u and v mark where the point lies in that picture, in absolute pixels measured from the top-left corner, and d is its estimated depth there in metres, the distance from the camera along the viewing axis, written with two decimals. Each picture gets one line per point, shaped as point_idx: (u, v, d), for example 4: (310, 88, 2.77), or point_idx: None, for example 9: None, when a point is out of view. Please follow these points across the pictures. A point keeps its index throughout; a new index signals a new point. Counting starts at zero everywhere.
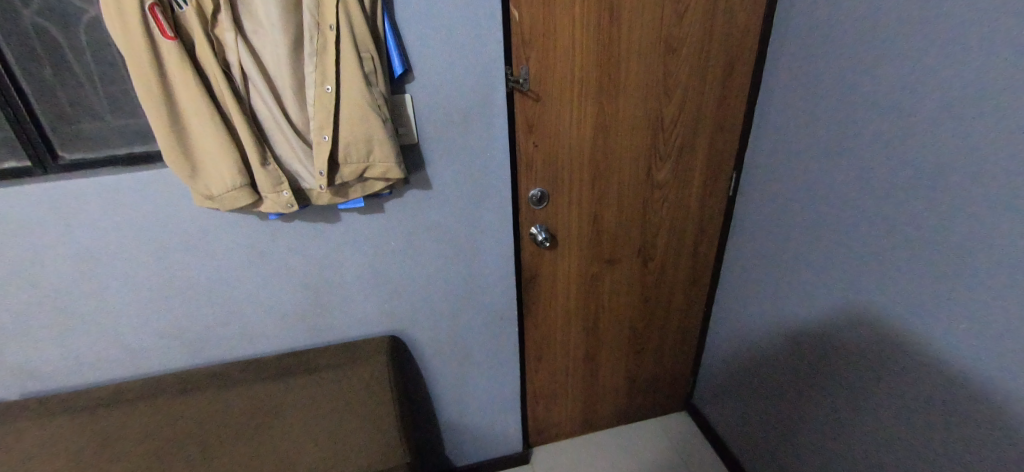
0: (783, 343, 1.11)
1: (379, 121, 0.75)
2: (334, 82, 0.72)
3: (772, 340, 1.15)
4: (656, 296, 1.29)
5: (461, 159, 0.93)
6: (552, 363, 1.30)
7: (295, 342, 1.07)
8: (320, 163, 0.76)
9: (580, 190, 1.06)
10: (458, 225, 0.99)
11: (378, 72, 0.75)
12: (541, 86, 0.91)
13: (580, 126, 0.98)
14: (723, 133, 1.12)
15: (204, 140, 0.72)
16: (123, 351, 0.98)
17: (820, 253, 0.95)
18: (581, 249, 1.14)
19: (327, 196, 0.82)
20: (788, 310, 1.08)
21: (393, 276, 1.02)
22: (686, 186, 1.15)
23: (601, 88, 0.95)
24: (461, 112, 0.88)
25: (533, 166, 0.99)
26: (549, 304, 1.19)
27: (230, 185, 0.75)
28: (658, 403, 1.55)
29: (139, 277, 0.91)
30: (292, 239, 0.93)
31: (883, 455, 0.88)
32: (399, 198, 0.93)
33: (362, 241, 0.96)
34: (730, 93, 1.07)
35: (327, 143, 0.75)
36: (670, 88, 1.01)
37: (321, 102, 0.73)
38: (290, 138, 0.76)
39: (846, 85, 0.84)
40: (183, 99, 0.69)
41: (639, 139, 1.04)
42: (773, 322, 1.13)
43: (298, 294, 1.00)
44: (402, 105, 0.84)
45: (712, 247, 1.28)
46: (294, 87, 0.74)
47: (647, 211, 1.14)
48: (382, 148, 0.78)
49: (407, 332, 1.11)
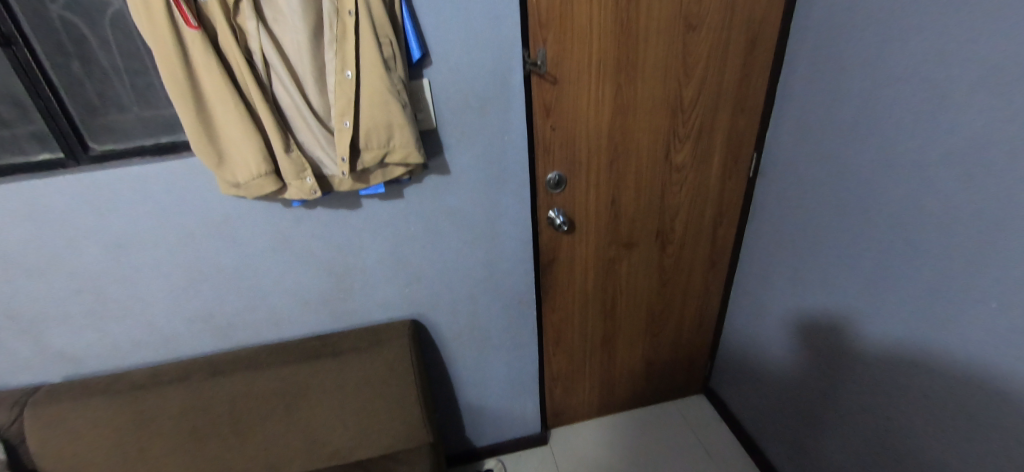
0: (800, 326, 1.10)
1: (399, 106, 0.76)
2: (354, 67, 0.73)
3: (790, 322, 1.14)
4: (674, 279, 1.29)
5: (477, 144, 0.93)
6: (571, 346, 1.31)
7: (319, 326, 1.09)
8: (342, 148, 0.77)
9: (598, 173, 1.05)
10: (473, 211, 1.00)
11: (396, 56, 0.75)
12: (558, 68, 0.90)
13: (598, 109, 0.97)
14: (744, 113, 1.09)
15: (229, 128, 0.74)
16: (158, 335, 1.02)
17: (840, 234, 0.93)
18: (599, 233, 1.14)
19: (348, 182, 0.83)
20: (805, 292, 1.06)
21: (411, 262, 1.04)
22: (705, 168, 1.13)
23: (619, 69, 0.94)
24: (475, 96, 0.88)
25: (550, 150, 0.99)
26: (566, 288, 1.20)
27: (255, 173, 0.76)
28: (676, 386, 1.55)
29: (168, 264, 0.94)
30: (313, 225, 0.95)
31: (904, 438, 0.87)
32: (418, 184, 0.94)
33: (382, 226, 0.98)
34: (751, 72, 1.04)
35: (348, 129, 0.76)
36: (689, 68, 0.99)
37: (341, 88, 0.74)
38: (312, 125, 0.77)
39: (871, 60, 0.80)
40: (208, 88, 0.71)
41: (658, 120, 1.03)
42: (791, 305, 1.12)
43: (321, 279, 1.02)
44: (420, 90, 0.84)
45: (731, 230, 1.26)
46: (315, 73, 0.74)
47: (665, 194, 1.13)
48: (403, 133, 0.78)
49: (426, 317, 1.12)
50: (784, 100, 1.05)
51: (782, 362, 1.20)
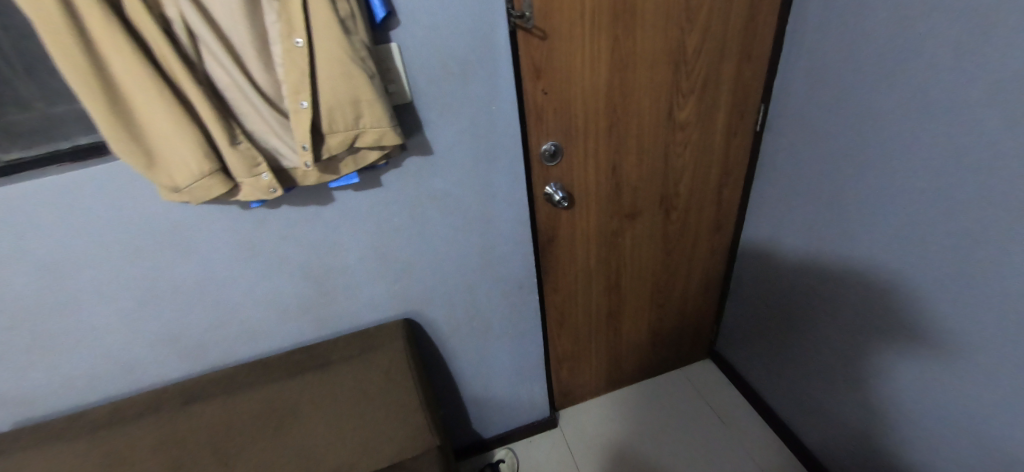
0: (812, 286, 1.06)
1: (365, 77, 0.63)
2: (303, 33, 0.58)
3: (801, 282, 1.09)
4: (679, 247, 1.21)
5: (464, 117, 0.81)
6: (575, 326, 1.24)
7: (302, 337, 0.98)
8: (301, 135, 0.64)
9: (597, 140, 0.94)
10: (463, 194, 0.89)
11: (356, 16, 0.61)
12: (547, 20, 0.78)
13: (593, 67, 0.86)
14: (751, 61, 0.98)
15: (157, 121, 0.60)
16: (118, 366, 0.90)
17: (861, 188, 0.86)
18: (601, 205, 1.04)
19: (314, 174, 0.70)
20: (819, 251, 1.00)
21: (396, 256, 0.93)
22: (711, 125, 1.03)
23: (616, 18, 0.82)
24: (454, 60, 0.75)
25: (543, 117, 0.88)
26: (568, 267, 1.11)
27: (197, 173, 0.63)
28: (682, 353, 1.52)
29: (116, 287, 0.81)
30: (280, 226, 0.83)
31: (934, 393, 0.84)
32: (397, 169, 0.82)
33: (362, 219, 0.86)
34: (759, 13, 0.92)
35: (306, 110, 0.62)
36: (693, 12, 0.86)
37: (291, 59, 0.60)
38: (260, 108, 0.63)
39: None
40: (122, 73, 0.56)
41: (659, 75, 0.91)
42: (803, 264, 1.07)
43: (298, 286, 0.90)
44: (388, 57, 0.70)
45: (736, 190, 1.18)
46: (257, 44, 0.59)
47: (669, 157, 1.03)
48: (373, 110, 0.66)
49: (421, 314, 1.02)
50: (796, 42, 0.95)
51: (793, 323, 1.16)
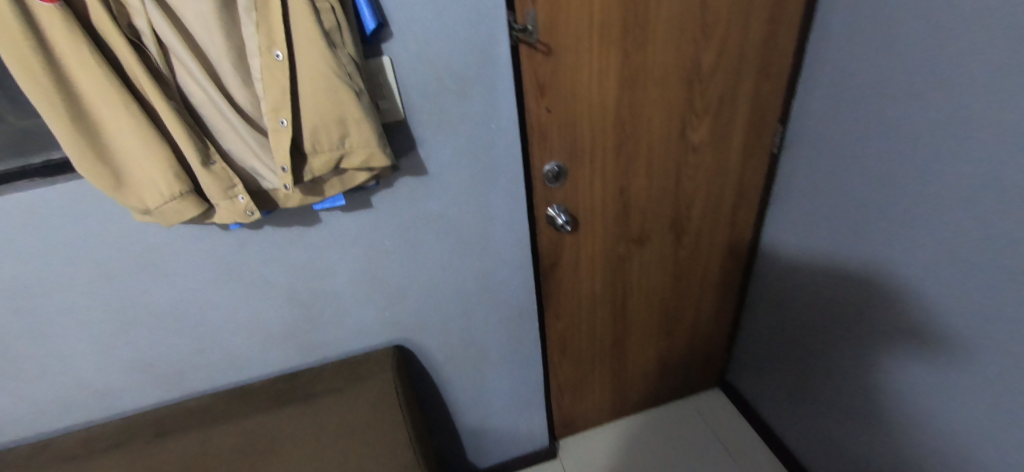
0: (831, 319, 0.98)
1: (351, 94, 0.58)
2: (284, 46, 0.54)
3: (818, 314, 1.02)
4: (689, 273, 1.14)
5: (459, 135, 0.76)
6: (578, 354, 1.17)
7: (287, 364, 0.92)
8: (281, 156, 0.58)
9: (604, 161, 0.88)
10: (458, 217, 0.84)
11: (343, 28, 0.57)
12: (552, 34, 0.72)
13: (601, 83, 0.80)
14: (770, 79, 0.92)
15: (126, 139, 0.55)
16: (90, 392, 0.85)
17: (886, 219, 0.79)
18: (607, 229, 0.98)
19: (297, 196, 0.65)
20: (839, 282, 0.93)
21: (386, 280, 0.87)
22: (726, 146, 0.96)
23: (626, 32, 0.76)
24: (450, 76, 0.70)
25: (547, 136, 0.82)
26: (571, 293, 1.04)
27: (167, 195, 0.58)
28: (691, 382, 1.44)
29: (88, 310, 0.76)
30: (262, 249, 0.77)
31: (974, 446, 0.76)
32: (389, 190, 0.77)
33: (350, 242, 0.80)
34: (779, 28, 0.86)
35: (286, 129, 0.57)
36: (709, 27, 0.81)
37: (271, 74, 0.55)
38: (238, 127, 0.58)
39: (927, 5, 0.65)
40: (89, 88, 0.52)
41: (672, 93, 0.85)
42: (820, 296, 0.99)
43: (282, 311, 0.85)
44: (380, 72, 0.66)
45: (751, 213, 1.11)
46: (234, 58, 0.54)
47: (680, 179, 0.97)
48: (360, 129, 0.60)
49: (413, 341, 0.96)
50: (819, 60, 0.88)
51: (811, 356, 1.08)
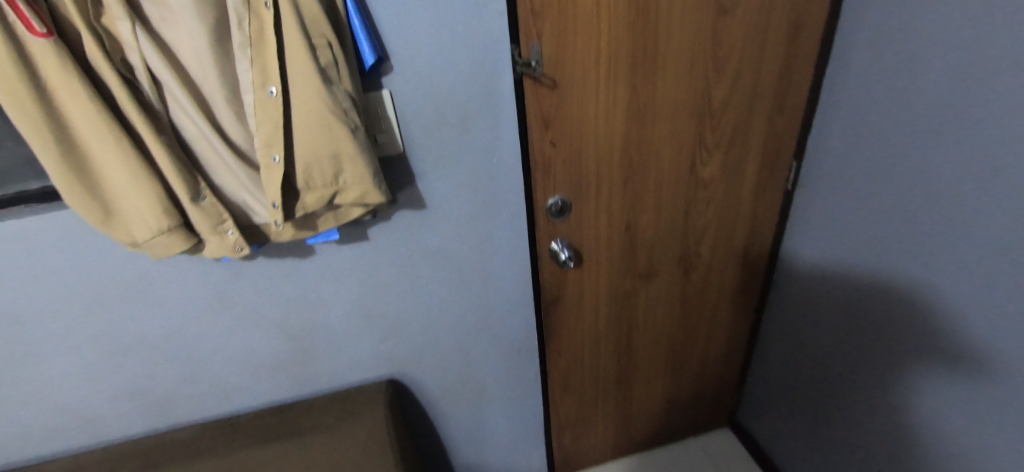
0: (852, 366, 0.92)
1: (346, 130, 0.56)
2: (278, 82, 0.52)
3: (836, 359, 0.96)
4: (698, 309, 1.09)
5: (460, 169, 0.74)
6: (581, 391, 1.12)
7: (278, 395, 0.89)
8: (272, 192, 0.57)
9: (611, 195, 0.85)
10: (458, 251, 0.81)
11: (340, 64, 0.55)
12: (559, 68, 0.70)
13: (608, 117, 0.77)
14: (784, 114, 0.89)
15: (115, 173, 0.54)
16: (78, 419, 0.83)
17: (908, 264, 0.74)
18: (612, 264, 0.94)
19: (289, 231, 0.63)
20: (860, 328, 0.88)
21: (381, 313, 0.84)
22: (738, 182, 0.93)
23: (634, 66, 0.74)
24: (451, 110, 0.68)
25: (551, 170, 0.79)
26: (574, 328, 1.00)
27: (155, 229, 0.56)
28: (699, 421, 1.37)
29: (78, 338, 0.75)
30: (254, 280, 0.75)
31: None
32: (386, 223, 0.75)
33: (345, 275, 0.78)
34: (794, 63, 0.84)
35: (278, 165, 0.56)
36: (721, 61, 0.78)
37: (264, 110, 0.54)
38: (229, 162, 0.56)
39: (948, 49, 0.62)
40: (78, 122, 0.51)
41: (682, 127, 0.83)
42: (840, 340, 0.94)
43: (275, 342, 0.83)
44: (379, 105, 0.64)
45: (765, 250, 1.06)
46: (228, 93, 0.53)
47: (689, 215, 0.93)
48: (355, 165, 0.58)
49: (408, 375, 0.93)
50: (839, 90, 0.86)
51: (828, 403, 1.02)
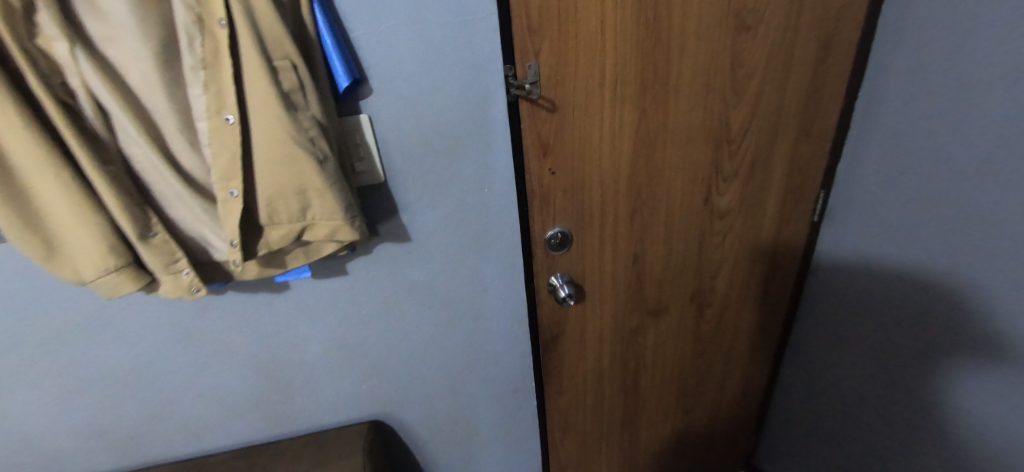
0: (894, 414, 0.84)
1: (312, 161, 0.49)
2: (235, 109, 0.46)
3: (875, 409, 0.87)
4: (712, 348, 1.00)
5: (446, 199, 0.67)
6: (582, 432, 1.03)
7: (252, 435, 0.83)
8: (230, 229, 0.51)
9: (616, 227, 0.78)
10: (447, 285, 0.74)
11: (307, 88, 0.49)
12: (559, 89, 0.63)
13: (614, 143, 0.70)
14: (811, 140, 0.80)
15: (56, 206, 0.48)
16: (38, 456, 0.77)
17: (984, 315, 0.65)
18: (617, 300, 0.86)
19: (254, 269, 0.57)
20: (904, 373, 0.80)
21: (363, 351, 0.77)
22: (758, 213, 0.84)
23: (644, 88, 0.67)
24: (438, 136, 0.62)
25: (550, 199, 0.72)
26: (575, 368, 0.92)
27: (101, 269, 0.50)
28: (712, 464, 1.26)
29: (35, 374, 0.69)
30: (222, 315, 0.69)
31: None
32: (367, 257, 0.68)
33: (323, 310, 0.72)
34: (824, 85, 0.76)
35: (236, 200, 0.50)
36: (741, 83, 0.71)
37: (220, 139, 0.48)
38: (183, 196, 0.50)
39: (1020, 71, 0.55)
40: (13, 150, 0.45)
41: (696, 154, 0.75)
42: (885, 392, 0.84)
43: (248, 380, 0.76)
44: (357, 130, 0.58)
45: (787, 286, 0.97)
46: (179, 121, 0.48)
47: (704, 248, 0.85)
48: (323, 201, 0.52)
49: (393, 415, 0.86)
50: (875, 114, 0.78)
51: (863, 458, 0.92)
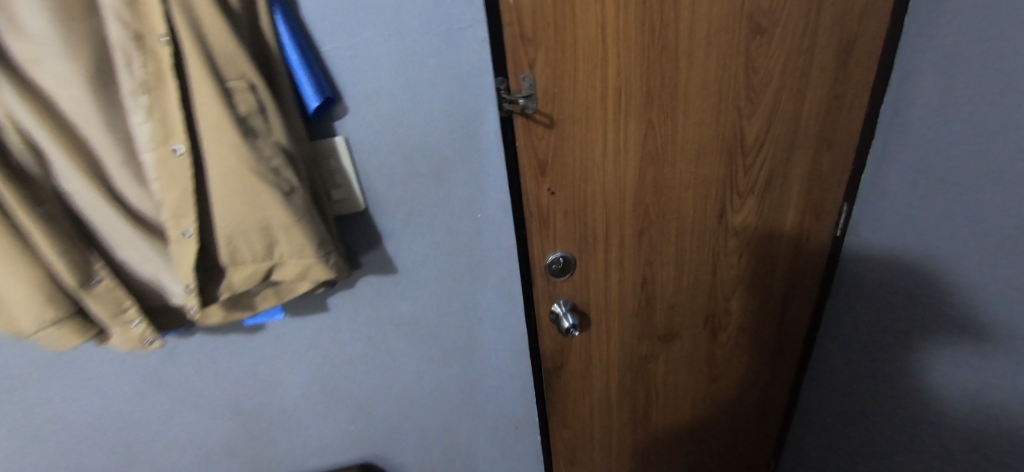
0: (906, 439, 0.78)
1: (275, 195, 0.43)
2: (184, 138, 0.41)
3: (890, 433, 0.81)
4: (728, 372, 0.93)
5: (436, 226, 0.61)
6: (589, 466, 0.96)
7: None
8: (183, 273, 0.45)
9: (622, 249, 0.71)
10: (439, 318, 0.68)
11: (268, 111, 0.43)
12: (557, 103, 0.57)
13: (618, 159, 0.64)
14: (832, 150, 0.74)
15: None
16: None
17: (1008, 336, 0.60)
18: (625, 326, 0.79)
19: (217, 314, 0.50)
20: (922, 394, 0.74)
21: (349, 394, 0.71)
22: (775, 229, 0.78)
23: (650, 99, 0.61)
24: (424, 158, 0.56)
25: (549, 222, 0.65)
26: (580, 399, 0.85)
27: (46, 319, 0.42)
28: None
29: None
30: (185, 370, 0.61)
31: None
32: (348, 291, 0.62)
33: (302, 352, 0.65)
34: (846, 90, 0.69)
35: (189, 240, 0.44)
36: (755, 92, 0.65)
37: (169, 172, 0.41)
38: (130, 237, 0.45)
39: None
40: None
41: (708, 169, 0.68)
42: (900, 413, 0.79)
43: (220, 433, 0.68)
44: (331, 155, 0.52)
45: (806, 306, 0.91)
46: (121, 154, 0.41)
47: (717, 268, 0.78)
48: (291, 237, 0.45)
49: (384, 457, 0.79)
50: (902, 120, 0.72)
51: None
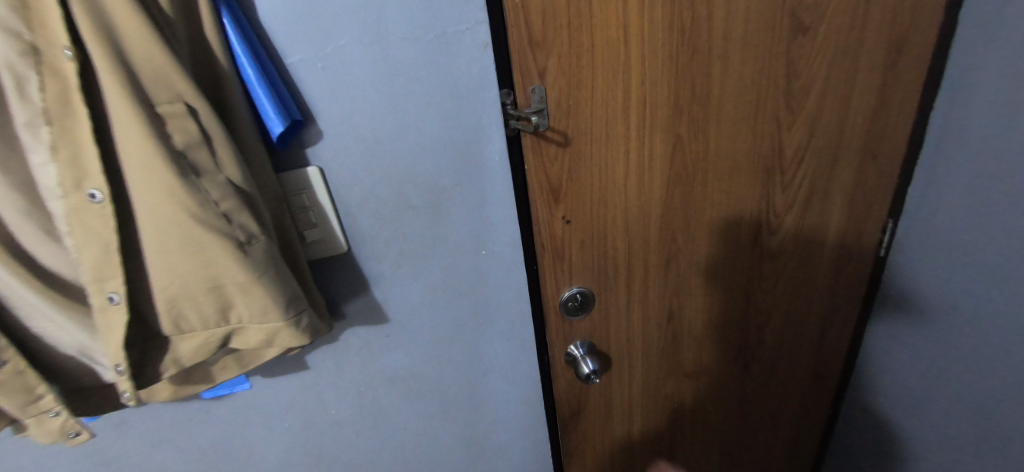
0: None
1: (225, 248, 0.33)
2: (100, 181, 0.31)
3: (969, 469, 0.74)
4: (760, 406, 0.84)
5: (433, 266, 0.52)
6: None
7: None
8: (111, 350, 0.35)
9: (646, 280, 0.62)
10: (440, 368, 0.59)
11: (216, 140, 0.33)
12: (572, 119, 0.48)
13: (643, 180, 0.55)
14: (877, 161, 0.66)
15: None
16: None
17: None
18: (650, 364, 0.70)
19: (167, 384, 0.41)
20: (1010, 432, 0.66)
21: (337, 460, 0.60)
22: (814, 251, 0.69)
23: (679, 110, 0.52)
24: (416, 188, 0.47)
25: (565, 255, 0.55)
26: (600, 446, 0.75)
27: None
28: None
29: None
30: (139, 444, 0.51)
31: None
32: (332, 345, 0.52)
33: (279, 417, 0.55)
34: (893, 95, 0.61)
35: (118, 308, 0.34)
36: (796, 98, 0.56)
37: (85, 224, 0.32)
38: (40, 307, 0.35)
39: None
40: None
41: (742, 187, 0.60)
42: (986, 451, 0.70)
43: None
44: (304, 188, 0.43)
45: (846, 331, 0.82)
46: (19, 203, 0.32)
47: (751, 296, 0.70)
48: (249, 299, 0.36)
49: None
50: (955, 127, 0.64)
51: None
